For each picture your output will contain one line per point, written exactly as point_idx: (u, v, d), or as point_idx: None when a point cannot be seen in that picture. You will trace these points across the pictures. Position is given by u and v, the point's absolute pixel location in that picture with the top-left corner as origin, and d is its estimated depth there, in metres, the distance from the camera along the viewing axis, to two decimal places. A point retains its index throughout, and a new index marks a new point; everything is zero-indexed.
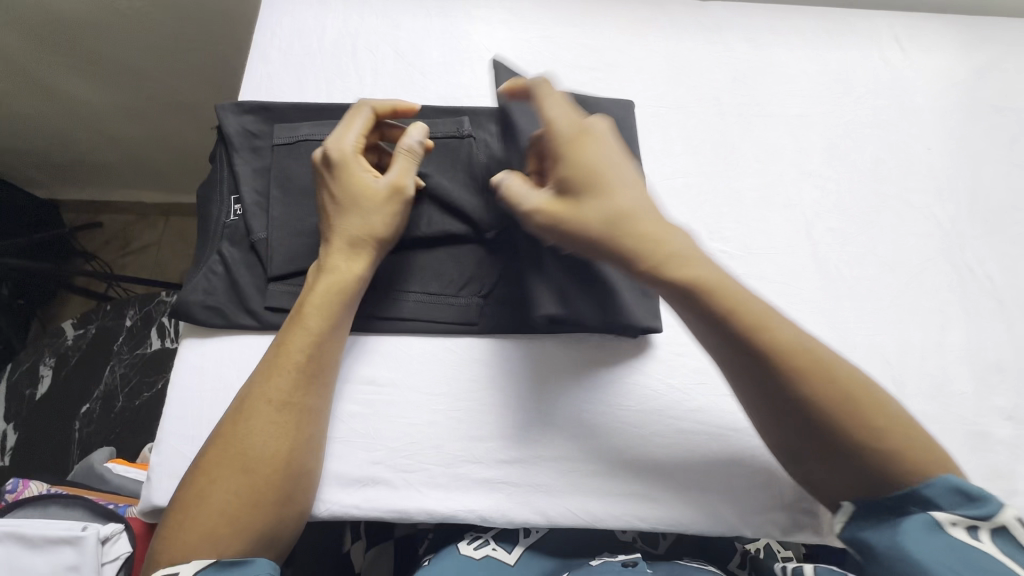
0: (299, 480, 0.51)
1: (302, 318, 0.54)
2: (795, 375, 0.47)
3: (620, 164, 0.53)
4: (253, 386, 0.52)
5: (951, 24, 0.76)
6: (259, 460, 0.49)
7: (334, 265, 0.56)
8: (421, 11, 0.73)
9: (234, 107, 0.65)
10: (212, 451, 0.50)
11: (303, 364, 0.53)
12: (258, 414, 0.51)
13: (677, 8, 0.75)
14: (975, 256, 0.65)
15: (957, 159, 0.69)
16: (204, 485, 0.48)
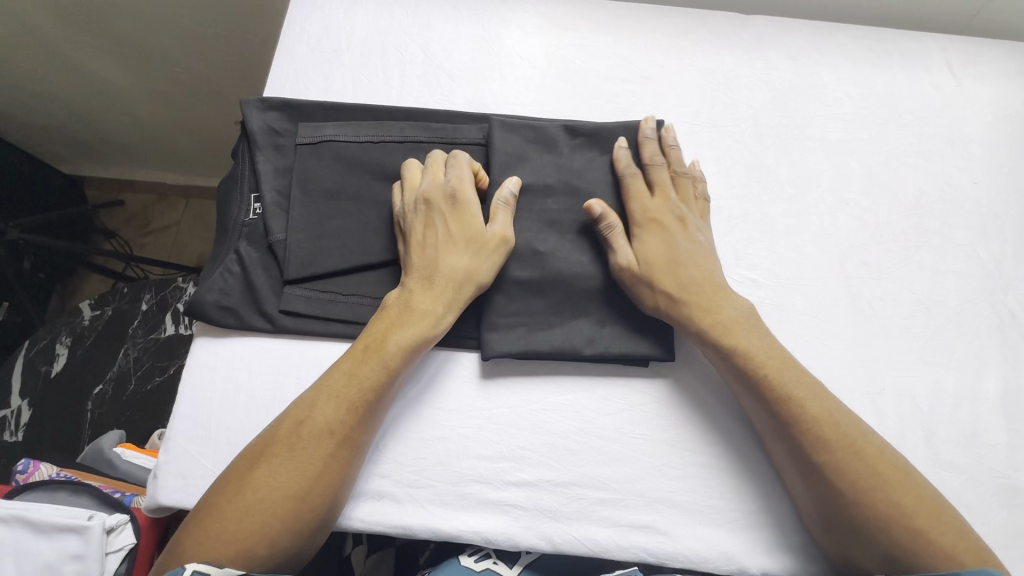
0: (336, 510, 0.50)
1: (381, 353, 0.52)
2: (833, 446, 0.49)
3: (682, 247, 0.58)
4: (315, 408, 0.50)
5: (1007, 51, 0.72)
6: (311, 489, 0.48)
7: (421, 304, 0.54)
8: (452, 13, 0.71)
9: (258, 103, 0.64)
10: (263, 466, 0.48)
11: (373, 401, 0.52)
12: (319, 443, 0.49)
13: (717, 21, 0.72)
14: (1018, 299, 0.62)
15: (1005, 196, 0.65)
16: (248, 498, 0.47)
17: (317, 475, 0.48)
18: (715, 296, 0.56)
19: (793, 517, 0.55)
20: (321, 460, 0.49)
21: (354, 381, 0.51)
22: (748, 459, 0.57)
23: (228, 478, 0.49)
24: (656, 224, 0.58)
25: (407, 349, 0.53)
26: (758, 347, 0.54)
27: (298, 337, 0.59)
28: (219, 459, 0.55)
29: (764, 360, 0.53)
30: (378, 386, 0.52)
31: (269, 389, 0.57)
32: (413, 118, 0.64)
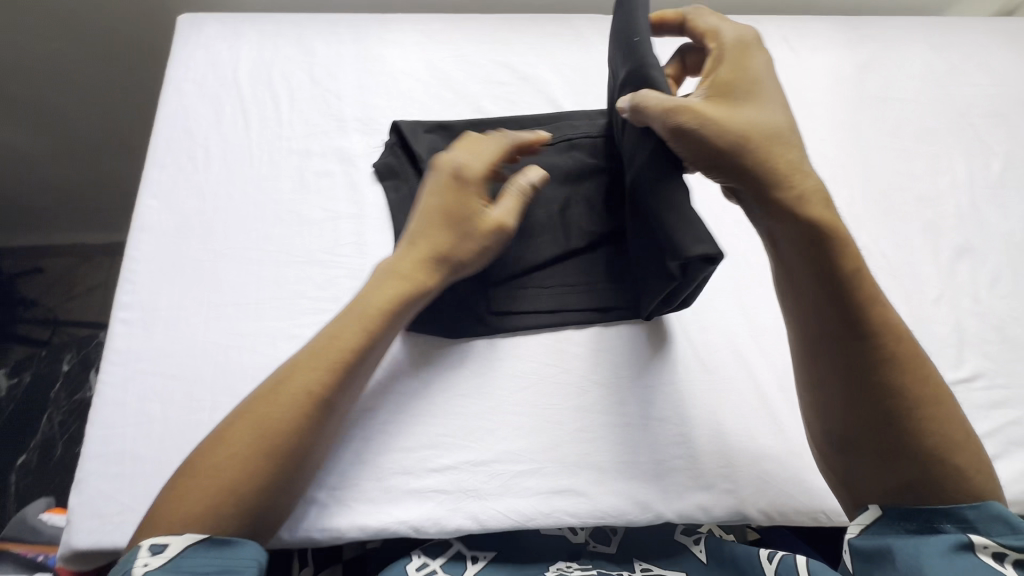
0: (279, 503, 0.49)
1: (336, 344, 0.52)
2: (897, 372, 0.48)
3: (768, 80, 0.51)
4: (290, 375, 0.51)
5: (835, 25, 0.81)
6: (247, 479, 0.47)
7: (404, 270, 0.57)
8: (335, 39, 0.75)
9: (419, 128, 0.69)
10: (200, 458, 0.48)
11: (351, 363, 0.52)
12: (251, 432, 0.48)
13: (581, 24, 0.79)
14: (871, 236, 0.69)
15: (849, 147, 0.74)
16: (185, 485, 0.46)
17: (259, 463, 0.47)
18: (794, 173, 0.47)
19: (699, 457, 0.59)
20: (292, 426, 0.49)
21: (321, 356, 0.52)
22: (654, 413, 0.60)
23: (190, 458, 0.49)
24: (740, 54, 0.52)
25: (388, 311, 0.55)
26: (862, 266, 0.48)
27: (210, 360, 0.60)
28: (136, 492, 0.55)
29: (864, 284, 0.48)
30: (349, 350, 0.53)
31: (183, 415, 0.57)
32: (438, 129, 0.69)
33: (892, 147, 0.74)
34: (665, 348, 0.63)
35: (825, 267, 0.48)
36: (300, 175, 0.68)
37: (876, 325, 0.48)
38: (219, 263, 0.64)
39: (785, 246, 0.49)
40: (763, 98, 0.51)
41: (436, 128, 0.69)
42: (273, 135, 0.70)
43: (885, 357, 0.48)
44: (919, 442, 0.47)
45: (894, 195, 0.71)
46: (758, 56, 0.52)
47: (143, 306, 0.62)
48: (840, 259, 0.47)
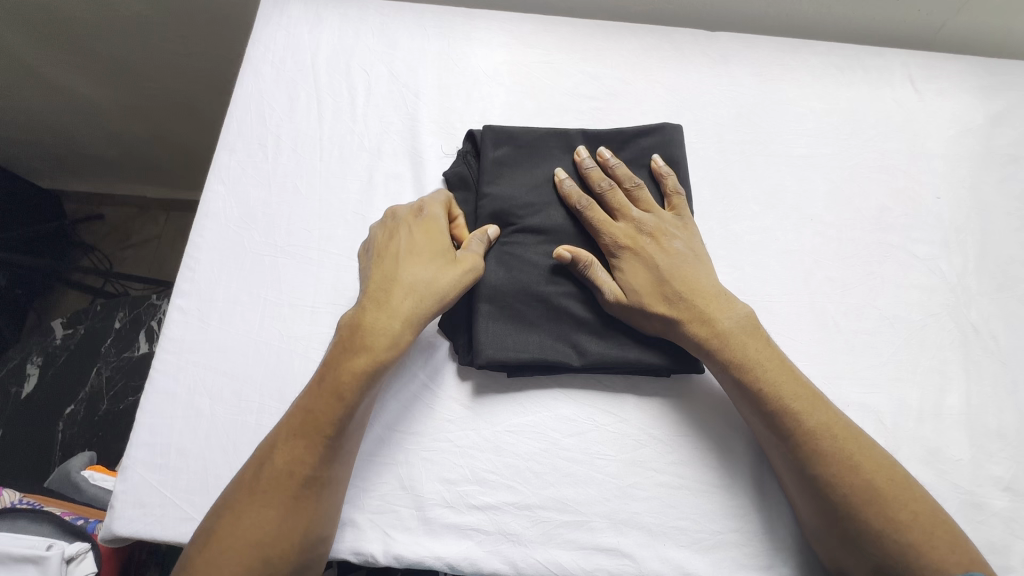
0: (316, 551, 0.49)
1: (337, 389, 0.50)
2: (861, 503, 0.48)
3: (683, 252, 0.57)
4: (273, 452, 0.49)
5: (970, 66, 0.72)
6: (278, 538, 0.47)
7: (381, 322, 0.52)
8: (419, 32, 0.71)
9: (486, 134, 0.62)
10: (224, 521, 0.47)
11: (332, 432, 0.50)
12: (280, 485, 0.48)
13: (683, 38, 0.72)
14: (980, 314, 0.62)
15: (969, 210, 0.66)
16: (213, 553, 0.46)
17: (284, 519, 0.48)
18: (718, 321, 0.54)
19: (756, 533, 0.55)
20: (284, 506, 0.48)
21: (303, 433, 0.50)
22: (714, 479, 0.56)
23: (211, 521, 0.48)
24: (632, 249, 0.57)
25: (367, 380, 0.50)
26: (793, 386, 0.52)
27: (262, 359, 0.58)
28: (179, 487, 0.54)
29: (796, 403, 0.51)
30: (336, 419, 0.50)
31: (230, 414, 0.56)
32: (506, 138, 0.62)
33: (1018, 215, 0.66)
34: (735, 408, 0.58)
35: (753, 399, 0.52)
36: (369, 175, 0.65)
37: (808, 446, 0.50)
38: (278, 259, 0.62)
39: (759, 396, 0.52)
40: (682, 279, 0.55)
41: (487, 130, 0.62)
42: (346, 129, 0.67)
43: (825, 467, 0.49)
44: (883, 557, 0.47)
45: (1013, 270, 0.64)
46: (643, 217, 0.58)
47: (201, 296, 0.60)
48: (778, 402, 0.51)
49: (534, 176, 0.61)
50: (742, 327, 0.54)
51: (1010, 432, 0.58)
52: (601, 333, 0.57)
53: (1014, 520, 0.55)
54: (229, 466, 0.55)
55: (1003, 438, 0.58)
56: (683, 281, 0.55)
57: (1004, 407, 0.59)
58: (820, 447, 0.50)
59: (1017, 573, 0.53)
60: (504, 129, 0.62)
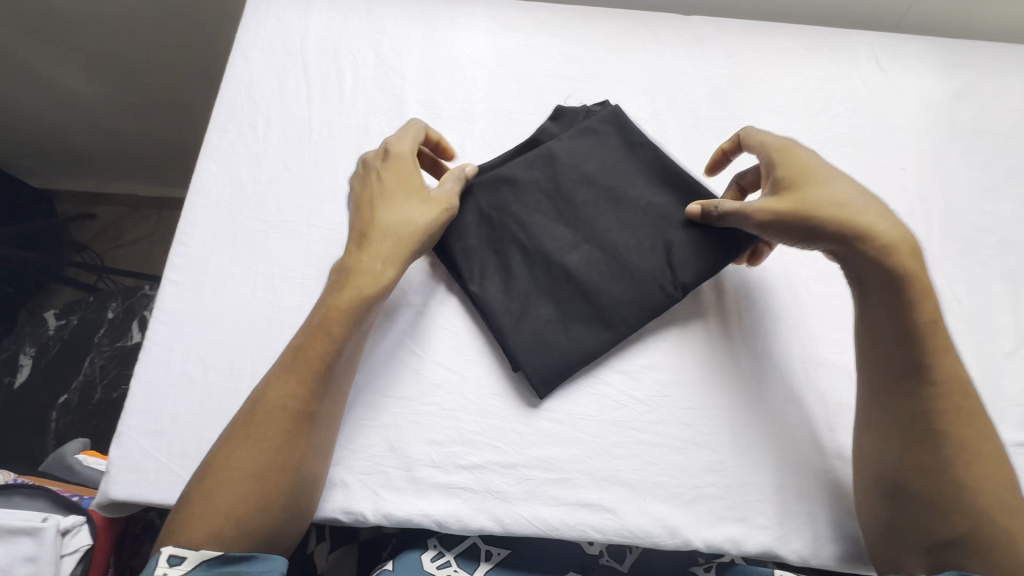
0: (310, 486, 0.51)
1: (329, 328, 0.52)
2: (955, 454, 0.48)
3: (829, 165, 0.55)
4: (267, 390, 0.51)
5: (932, 46, 0.76)
6: (270, 470, 0.49)
7: (368, 261, 0.54)
8: (404, 17, 0.74)
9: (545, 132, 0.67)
10: (222, 451, 0.49)
11: (322, 370, 0.51)
12: (270, 420, 0.50)
13: (658, 22, 0.75)
14: (945, 278, 0.65)
15: (933, 180, 0.69)
16: (209, 485, 0.48)
17: (277, 451, 0.49)
18: (880, 228, 0.50)
19: (733, 487, 0.57)
20: (279, 439, 0.49)
21: (297, 369, 0.51)
22: (693, 436, 0.58)
23: (215, 449, 0.50)
24: (787, 154, 0.56)
25: (359, 314, 0.53)
26: (937, 323, 0.50)
27: (254, 329, 0.60)
28: (174, 452, 0.56)
29: (927, 336, 0.49)
30: (326, 355, 0.52)
31: (222, 382, 0.58)
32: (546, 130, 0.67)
33: (979, 185, 0.69)
34: (713, 370, 0.61)
35: (898, 326, 0.50)
36: (356, 153, 0.67)
37: (937, 385, 0.49)
38: (269, 234, 0.64)
39: (889, 322, 0.50)
40: (827, 180, 0.53)
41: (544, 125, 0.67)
42: (334, 110, 0.69)
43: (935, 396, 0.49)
44: (954, 523, 0.48)
45: (975, 236, 0.67)
46: (806, 154, 0.56)
47: (194, 269, 0.62)
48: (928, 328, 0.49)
49: (555, 166, 0.63)
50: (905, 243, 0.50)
51: (973, 388, 0.61)
52: (583, 301, 0.60)
53: None
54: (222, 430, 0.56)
55: None
56: (830, 177, 0.54)
57: (968, 364, 0.62)
58: (933, 388, 0.49)
59: None
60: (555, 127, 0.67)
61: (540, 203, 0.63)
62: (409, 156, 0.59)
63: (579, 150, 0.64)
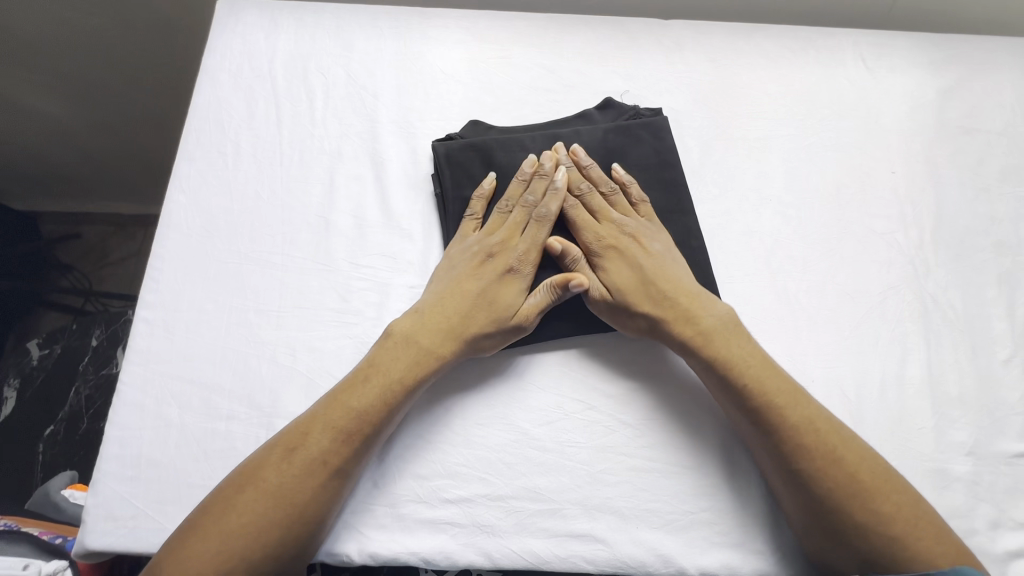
0: (315, 539, 0.50)
1: (384, 380, 0.53)
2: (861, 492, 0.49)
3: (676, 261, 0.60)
4: (309, 439, 0.50)
5: (920, 42, 0.74)
6: (296, 518, 0.48)
7: (474, 319, 0.57)
8: (374, 33, 0.72)
9: (578, 121, 0.66)
10: (255, 482, 0.49)
11: (368, 434, 0.52)
12: (309, 468, 0.50)
13: (637, 27, 0.73)
14: (938, 284, 0.63)
15: (923, 183, 0.67)
16: (229, 511, 0.48)
17: (304, 503, 0.49)
18: (692, 305, 0.56)
19: (726, 512, 0.55)
20: (311, 493, 0.49)
21: (341, 424, 0.51)
22: (684, 460, 0.57)
23: (244, 474, 0.50)
24: (614, 249, 0.60)
25: (409, 382, 0.54)
26: (767, 377, 0.53)
27: (229, 366, 0.58)
28: (152, 497, 0.54)
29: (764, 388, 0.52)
30: (373, 419, 0.52)
31: (198, 423, 0.56)
32: (574, 122, 0.66)
33: (971, 185, 0.67)
34: (661, 401, 0.59)
35: (735, 394, 0.53)
36: (330, 177, 0.65)
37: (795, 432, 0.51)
38: (243, 265, 0.62)
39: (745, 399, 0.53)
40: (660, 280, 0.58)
41: (585, 113, 0.67)
42: (306, 133, 0.67)
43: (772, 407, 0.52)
44: (868, 549, 0.48)
45: (968, 239, 0.65)
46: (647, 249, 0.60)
47: (166, 306, 0.60)
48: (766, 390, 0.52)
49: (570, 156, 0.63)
50: (725, 325, 0.55)
51: (970, 397, 0.59)
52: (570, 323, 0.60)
53: (976, 483, 0.56)
54: (200, 474, 0.55)
55: (964, 404, 0.59)
56: (662, 277, 0.58)
57: (964, 372, 0.60)
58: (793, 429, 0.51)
59: (979, 535, 0.54)
60: (590, 118, 0.66)
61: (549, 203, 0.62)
62: (495, 216, 0.61)
63: (609, 147, 0.64)
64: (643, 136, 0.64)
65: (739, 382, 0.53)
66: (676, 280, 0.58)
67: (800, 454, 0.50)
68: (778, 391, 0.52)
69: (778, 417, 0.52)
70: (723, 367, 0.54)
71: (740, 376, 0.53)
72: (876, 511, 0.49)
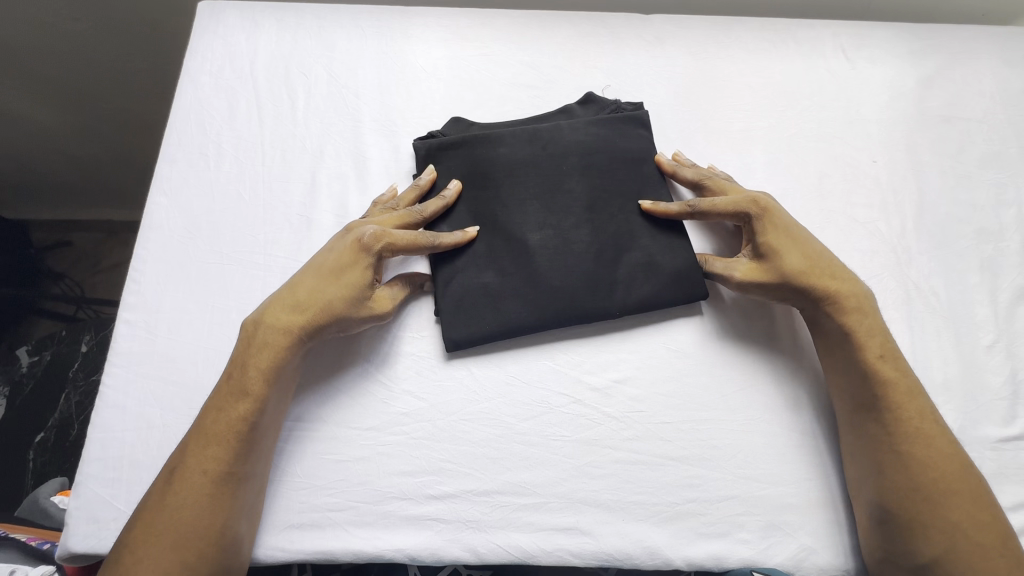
0: (233, 550, 0.50)
1: (243, 383, 0.53)
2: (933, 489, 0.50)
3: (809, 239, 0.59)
4: (187, 458, 0.51)
5: (899, 32, 0.74)
6: (195, 534, 0.48)
7: (288, 303, 0.55)
8: (356, 33, 0.72)
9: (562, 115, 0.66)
10: (142, 518, 0.49)
11: (240, 434, 0.51)
12: (189, 484, 0.49)
13: (618, 22, 0.74)
14: (921, 272, 0.63)
15: (905, 171, 0.67)
16: (129, 556, 0.47)
17: (198, 517, 0.49)
18: (838, 283, 0.57)
19: (711, 502, 0.55)
20: (203, 504, 0.49)
21: (214, 433, 0.51)
22: (670, 452, 0.56)
23: (140, 512, 0.50)
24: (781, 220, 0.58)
25: (275, 370, 0.53)
26: (879, 351, 0.55)
27: (213, 366, 0.58)
28: (135, 499, 0.54)
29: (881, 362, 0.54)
30: (245, 416, 0.52)
31: (181, 424, 0.56)
32: (557, 117, 0.66)
33: (952, 173, 0.67)
34: (648, 393, 0.58)
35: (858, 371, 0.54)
36: (312, 177, 0.65)
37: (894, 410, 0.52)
38: (225, 265, 0.62)
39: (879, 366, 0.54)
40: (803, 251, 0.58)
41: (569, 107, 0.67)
42: (288, 133, 0.67)
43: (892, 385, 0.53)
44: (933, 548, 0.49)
45: (950, 227, 0.65)
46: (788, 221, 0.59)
47: (147, 308, 0.60)
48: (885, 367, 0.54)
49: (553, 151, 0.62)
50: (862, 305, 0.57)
51: (955, 383, 0.59)
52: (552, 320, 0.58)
53: None
54: None
55: (949, 390, 0.59)
56: (809, 253, 0.58)
57: (949, 359, 0.60)
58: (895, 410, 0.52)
59: None
60: (574, 112, 0.66)
61: (532, 197, 0.61)
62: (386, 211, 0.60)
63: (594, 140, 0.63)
64: (627, 130, 0.64)
65: (871, 357, 0.54)
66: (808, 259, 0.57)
67: (904, 438, 0.51)
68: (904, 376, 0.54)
69: (895, 396, 0.53)
70: (857, 342, 0.55)
71: (875, 351, 0.54)
72: (947, 510, 0.49)
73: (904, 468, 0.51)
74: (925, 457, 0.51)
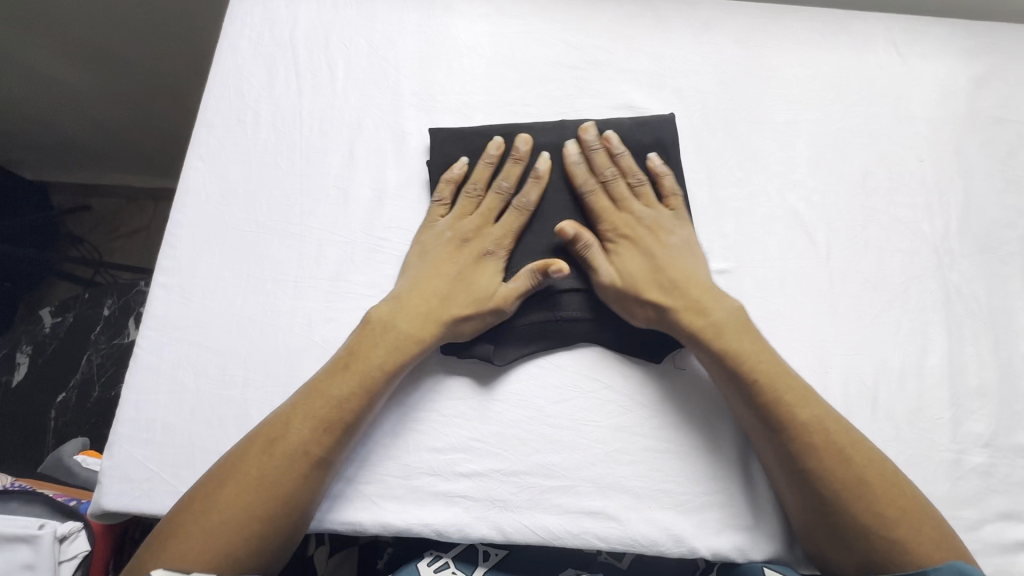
0: (302, 531, 0.50)
1: (365, 368, 0.53)
2: (863, 501, 0.48)
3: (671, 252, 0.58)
4: (288, 431, 0.50)
5: (954, 29, 0.72)
6: (283, 512, 0.48)
7: (403, 322, 0.55)
8: (397, 4, 0.70)
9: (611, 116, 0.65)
10: (229, 486, 0.47)
11: (348, 422, 0.51)
12: (293, 465, 0.49)
13: (665, 5, 0.72)
14: (962, 275, 0.62)
15: (951, 172, 0.66)
16: (206, 521, 0.45)
17: (289, 497, 0.48)
18: (702, 297, 0.56)
19: (738, 494, 0.55)
20: (293, 483, 0.48)
21: (323, 414, 0.51)
22: (700, 442, 0.56)
23: (216, 481, 0.48)
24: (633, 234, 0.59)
25: (389, 368, 0.54)
26: (752, 357, 0.53)
27: (246, 334, 0.58)
28: (167, 462, 0.55)
29: (760, 368, 0.53)
30: (355, 403, 0.52)
31: (214, 389, 0.56)
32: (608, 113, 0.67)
33: (1000, 176, 0.66)
34: (680, 384, 0.58)
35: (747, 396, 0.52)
36: (349, 149, 0.65)
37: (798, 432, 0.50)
38: (260, 234, 0.62)
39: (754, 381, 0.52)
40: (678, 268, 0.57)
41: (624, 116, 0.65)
42: (326, 103, 0.66)
43: (785, 409, 0.51)
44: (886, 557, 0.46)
45: (994, 232, 0.64)
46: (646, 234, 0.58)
47: (182, 273, 0.60)
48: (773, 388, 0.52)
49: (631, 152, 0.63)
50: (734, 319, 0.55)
51: (990, 389, 0.59)
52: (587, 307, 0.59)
53: (990, 474, 0.56)
54: (216, 439, 0.55)
55: (984, 396, 0.58)
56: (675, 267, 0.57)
57: (984, 364, 0.59)
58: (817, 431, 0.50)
59: (990, 524, 0.54)
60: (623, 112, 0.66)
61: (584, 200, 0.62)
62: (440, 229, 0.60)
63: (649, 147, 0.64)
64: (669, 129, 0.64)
65: (748, 380, 0.52)
66: (660, 268, 0.57)
67: (813, 453, 0.49)
68: (790, 391, 0.52)
69: (804, 418, 0.50)
70: (731, 363, 0.53)
71: (751, 372, 0.52)
72: (881, 521, 0.47)
73: (826, 480, 0.49)
74: (849, 470, 0.49)
